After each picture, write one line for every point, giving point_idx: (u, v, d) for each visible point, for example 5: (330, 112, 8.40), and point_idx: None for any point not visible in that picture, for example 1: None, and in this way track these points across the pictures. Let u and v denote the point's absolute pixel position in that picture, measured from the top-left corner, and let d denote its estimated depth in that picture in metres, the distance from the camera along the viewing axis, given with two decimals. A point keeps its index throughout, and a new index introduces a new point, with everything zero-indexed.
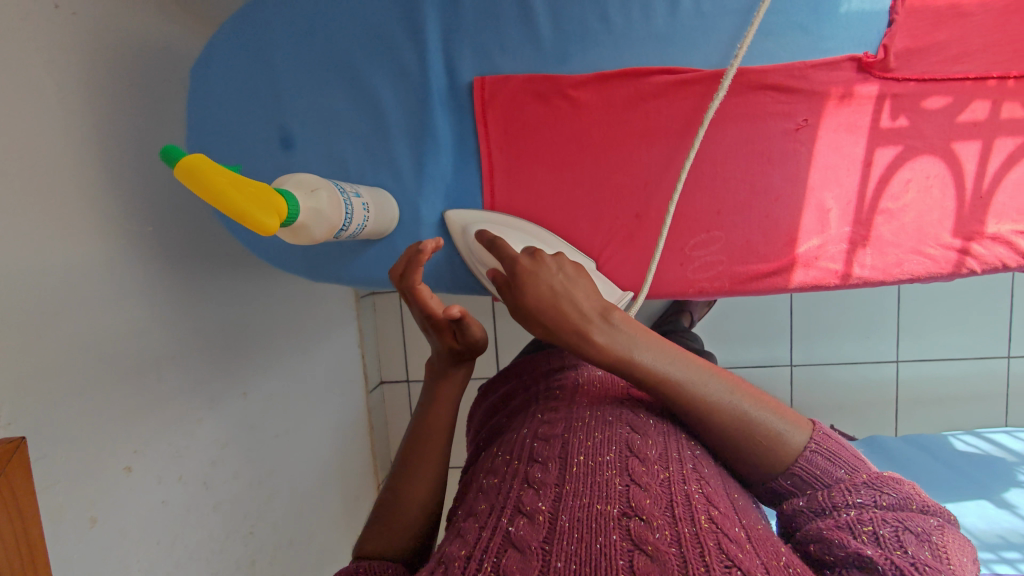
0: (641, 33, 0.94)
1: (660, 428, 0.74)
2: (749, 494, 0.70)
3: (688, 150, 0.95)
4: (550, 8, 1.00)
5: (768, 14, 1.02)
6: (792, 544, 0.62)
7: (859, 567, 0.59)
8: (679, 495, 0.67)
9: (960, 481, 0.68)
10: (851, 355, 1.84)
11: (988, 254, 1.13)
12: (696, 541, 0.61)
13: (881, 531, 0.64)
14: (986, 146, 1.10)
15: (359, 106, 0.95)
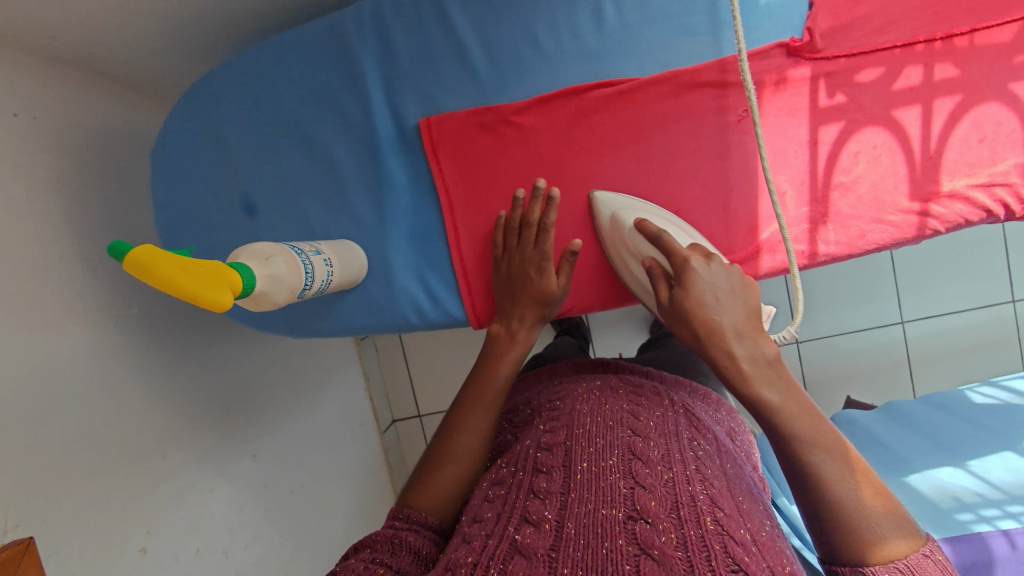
0: (467, 71, 0.73)
1: (494, 402, 0.69)
2: (589, 444, 0.58)
3: (555, 166, 0.74)
4: (383, 73, 0.74)
5: (677, 23, 0.69)
6: (612, 502, 0.51)
7: (671, 536, 0.48)
8: (519, 479, 0.57)
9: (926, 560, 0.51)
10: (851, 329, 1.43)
11: (950, 213, 0.69)
12: (507, 521, 0.52)
13: (730, 517, 0.51)
14: (941, 100, 0.67)
15: (240, 154, 0.76)
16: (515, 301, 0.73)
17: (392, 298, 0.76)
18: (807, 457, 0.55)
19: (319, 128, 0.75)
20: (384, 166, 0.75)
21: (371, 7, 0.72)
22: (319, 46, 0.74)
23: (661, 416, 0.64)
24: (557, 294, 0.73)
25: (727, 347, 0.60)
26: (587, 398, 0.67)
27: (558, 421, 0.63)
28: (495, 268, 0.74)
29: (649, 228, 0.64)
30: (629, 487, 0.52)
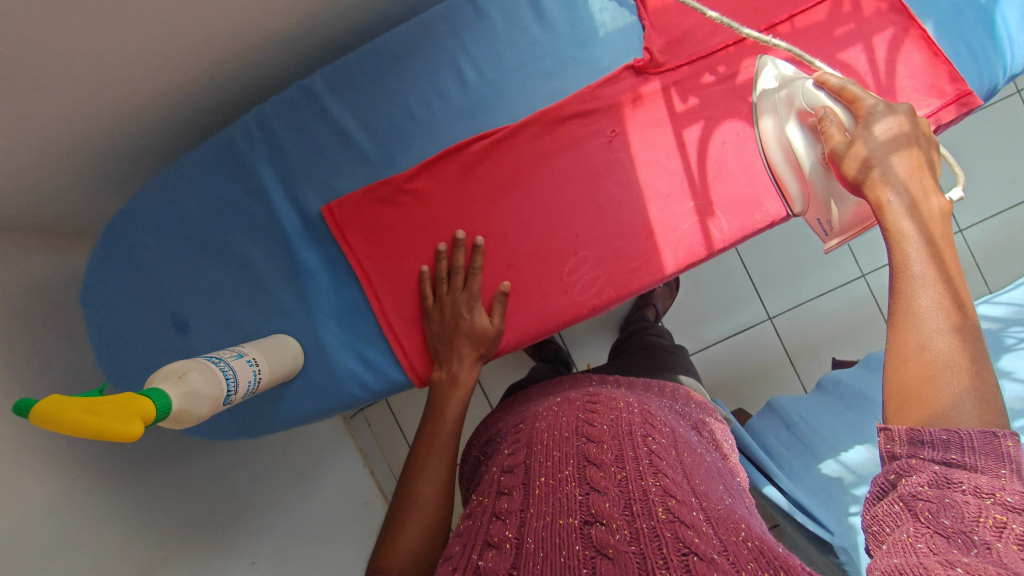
0: (355, 154, 0.78)
1: (447, 446, 0.70)
2: (546, 456, 0.56)
3: (457, 219, 0.77)
4: (280, 173, 0.79)
5: (531, 70, 0.75)
6: (567, 510, 0.49)
7: (624, 534, 0.46)
8: (485, 506, 0.54)
9: (992, 445, 0.45)
10: (815, 293, 1.48)
11: None
12: (470, 551, 0.49)
13: (683, 503, 0.49)
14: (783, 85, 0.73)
15: (162, 279, 0.79)
16: (455, 345, 0.75)
17: (334, 378, 0.78)
18: (907, 292, 0.54)
19: (232, 236, 0.79)
20: (297, 257, 0.78)
21: (255, 118, 0.77)
22: (215, 163, 0.79)
23: (618, 413, 0.62)
24: (493, 332, 0.76)
25: (879, 186, 0.60)
26: (547, 413, 0.65)
27: (518, 441, 0.62)
28: (428, 315, 0.77)
29: (828, 78, 0.63)
30: (584, 492, 0.50)
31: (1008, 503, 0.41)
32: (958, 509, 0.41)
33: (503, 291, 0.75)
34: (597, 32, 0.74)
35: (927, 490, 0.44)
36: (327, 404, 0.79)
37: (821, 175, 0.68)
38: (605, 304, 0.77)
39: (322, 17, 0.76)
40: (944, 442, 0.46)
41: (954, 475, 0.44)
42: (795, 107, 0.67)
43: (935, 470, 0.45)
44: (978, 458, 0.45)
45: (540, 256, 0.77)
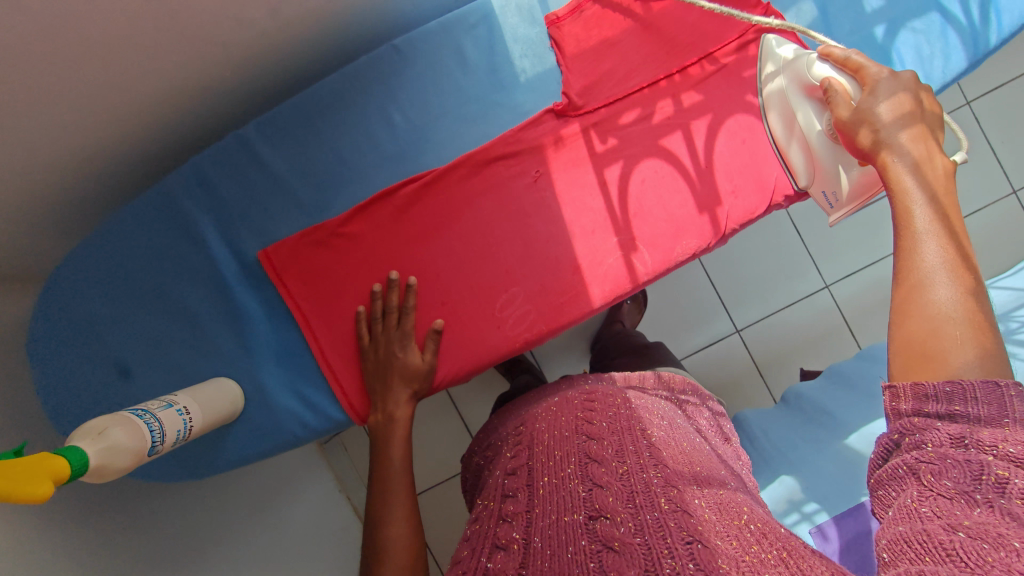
0: (290, 200, 0.80)
1: (405, 484, 0.71)
2: (547, 458, 0.57)
3: (391, 259, 0.80)
4: (218, 221, 0.81)
5: (458, 115, 0.78)
6: (573, 507, 0.50)
7: (630, 526, 0.47)
8: (491, 510, 0.54)
9: (992, 393, 0.42)
10: (782, 304, 1.50)
11: (738, 210, 0.76)
12: (479, 554, 0.49)
13: (685, 494, 0.51)
14: (696, 124, 0.76)
15: (102, 327, 0.80)
16: (389, 384, 0.77)
17: (274, 419, 0.80)
18: (912, 249, 0.51)
19: (173, 283, 0.81)
20: (236, 301, 0.80)
21: (192, 168, 0.80)
22: (155, 212, 0.81)
23: (616, 412, 0.64)
24: (426, 369, 0.77)
25: (884, 147, 0.56)
26: (546, 415, 0.66)
27: (521, 444, 0.62)
28: (363, 354, 0.79)
29: (829, 48, 0.63)
30: (588, 488, 0.51)
31: (1011, 455, 0.38)
32: (958, 468, 0.39)
33: (435, 327, 0.77)
34: (518, 78, 0.78)
35: (930, 449, 0.41)
36: (269, 444, 0.80)
37: (832, 141, 0.67)
38: (537, 338, 0.80)
39: (256, 70, 0.79)
40: (947, 394, 0.43)
41: (957, 430, 0.41)
42: (805, 78, 0.67)
43: (938, 427, 0.42)
44: (981, 408, 0.42)
45: (471, 293, 0.79)
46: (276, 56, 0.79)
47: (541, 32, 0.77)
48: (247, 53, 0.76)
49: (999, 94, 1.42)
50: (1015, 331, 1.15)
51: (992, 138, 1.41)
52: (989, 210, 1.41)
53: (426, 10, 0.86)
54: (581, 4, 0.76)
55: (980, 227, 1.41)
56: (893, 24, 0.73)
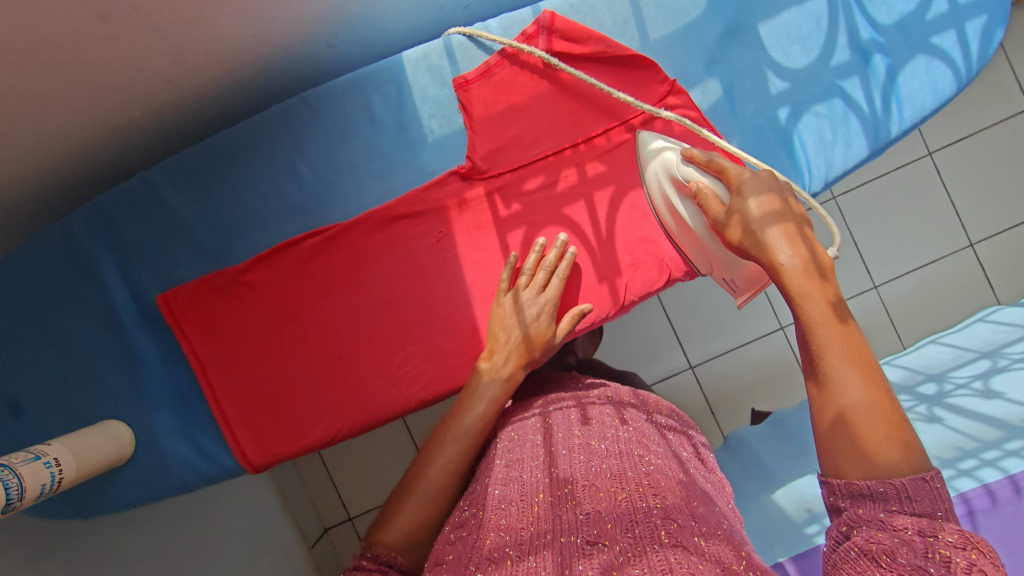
0: (194, 244, 0.80)
1: (473, 434, 0.63)
2: (540, 477, 0.56)
3: (291, 310, 0.79)
4: (120, 261, 0.80)
5: (366, 169, 0.78)
6: (571, 530, 0.49)
7: (628, 555, 0.44)
8: (482, 520, 0.53)
9: (925, 486, 0.43)
10: (739, 341, 1.38)
11: (635, 282, 0.77)
12: (467, 560, 0.49)
13: (685, 528, 0.46)
14: (596, 198, 0.77)
15: None
16: (511, 337, 0.68)
17: (165, 463, 0.80)
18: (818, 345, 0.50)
19: (66, 321, 0.79)
20: (132, 344, 0.80)
21: (95, 208, 0.79)
22: (52, 248, 0.79)
23: (614, 432, 0.61)
24: (553, 335, 0.69)
25: (764, 251, 0.55)
26: (540, 431, 0.64)
27: (513, 459, 0.60)
28: (500, 302, 0.72)
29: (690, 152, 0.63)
30: (587, 512, 0.50)
31: (952, 542, 0.40)
32: (912, 559, 0.39)
33: (581, 309, 0.72)
34: (426, 137, 0.78)
35: (876, 534, 0.42)
36: (158, 487, 0.80)
37: (710, 237, 0.68)
38: (433, 398, 0.79)
39: (164, 113, 0.78)
40: (883, 494, 0.44)
41: (899, 520, 0.42)
42: (674, 174, 0.68)
43: (879, 517, 0.43)
44: (915, 503, 0.43)
45: (368, 350, 0.79)
46: (186, 101, 0.78)
47: (450, 93, 0.77)
48: (152, 95, 0.74)
49: (959, 145, 1.40)
50: (953, 390, 1.08)
51: (950, 192, 1.40)
52: (939, 264, 1.40)
53: (349, 54, 0.85)
54: (491, 66, 0.75)
55: (927, 279, 1.40)
56: (797, 107, 0.74)
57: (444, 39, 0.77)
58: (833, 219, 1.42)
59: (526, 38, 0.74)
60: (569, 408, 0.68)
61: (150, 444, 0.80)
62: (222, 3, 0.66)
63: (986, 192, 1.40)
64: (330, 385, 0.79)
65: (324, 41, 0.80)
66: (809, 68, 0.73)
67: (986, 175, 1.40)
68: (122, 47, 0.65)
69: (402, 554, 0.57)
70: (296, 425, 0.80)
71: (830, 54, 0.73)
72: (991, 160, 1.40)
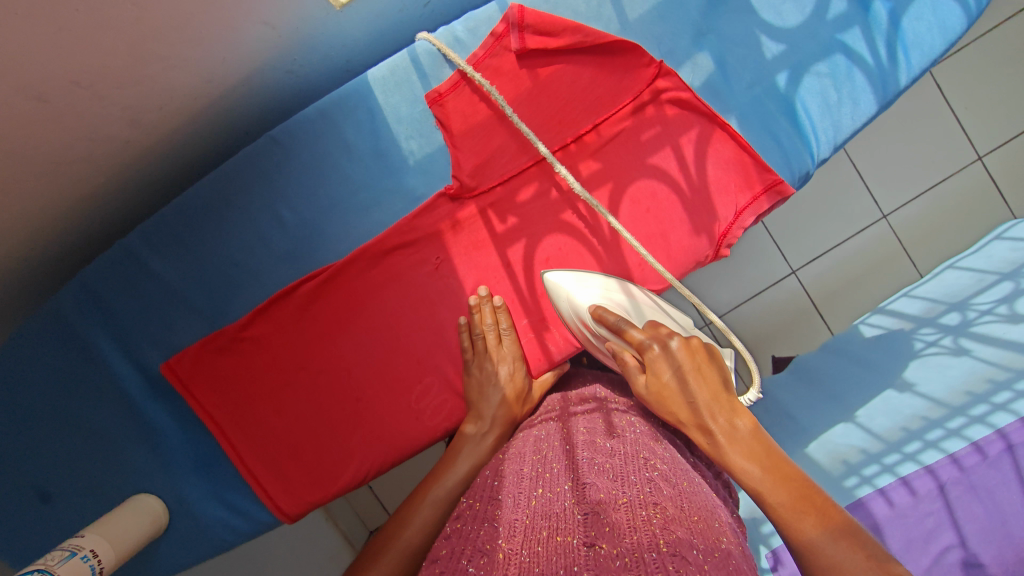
0: (189, 306, 0.77)
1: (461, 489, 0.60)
2: (542, 471, 0.52)
3: (297, 361, 0.77)
4: (116, 335, 0.77)
5: (351, 202, 0.74)
6: (568, 530, 0.43)
7: (626, 560, 0.38)
8: (476, 511, 0.48)
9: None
10: (755, 295, 1.34)
11: (646, 278, 0.74)
12: (461, 554, 0.43)
13: (682, 540, 0.40)
14: (593, 200, 0.74)
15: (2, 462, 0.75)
16: (496, 404, 0.68)
17: (202, 528, 0.79)
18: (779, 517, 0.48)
19: (75, 404, 0.76)
20: (147, 417, 0.78)
21: (80, 285, 0.75)
22: (44, 334, 0.75)
23: (623, 436, 0.57)
24: (528, 392, 0.71)
25: (695, 427, 0.55)
26: (546, 436, 0.60)
27: (515, 460, 0.56)
28: (466, 369, 0.71)
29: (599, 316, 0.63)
30: (585, 512, 0.44)
31: None
32: None
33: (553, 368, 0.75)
34: (407, 161, 0.73)
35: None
36: (201, 551, 0.80)
37: None
38: (458, 425, 0.77)
39: (131, 174, 0.73)
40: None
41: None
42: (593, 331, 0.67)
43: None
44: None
45: (386, 387, 0.77)
46: (152, 157, 0.73)
47: (425, 111, 0.73)
48: (113, 161, 0.69)
49: (960, 57, 1.32)
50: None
51: (955, 107, 1.33)
52: (952, 181, 1.34)
53: (313, 78, 0.79)
54: (462, 78, 0.71)
55: (940, 201, 1.34)
56: (796, 70, 0.68)
57: (410, 50, 0.72)
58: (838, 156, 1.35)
59: (496, 37, 0.68)
60: (578, 413, 0.65)
61: (184, 512, 0.79)
62: (166, 57, 0.61)
63: (993, 101, 1.33)
64: (350, 428, 0.78)
65: (284, 69, 0.74)
66: (805, 25, 0.68)
67: (991, 83, 1.33)
68: (69, 121, 0.60)
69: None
70: (326, 472, 0.78)
71: (825, 7, 0.67)
72: (996, 67, 1.32)
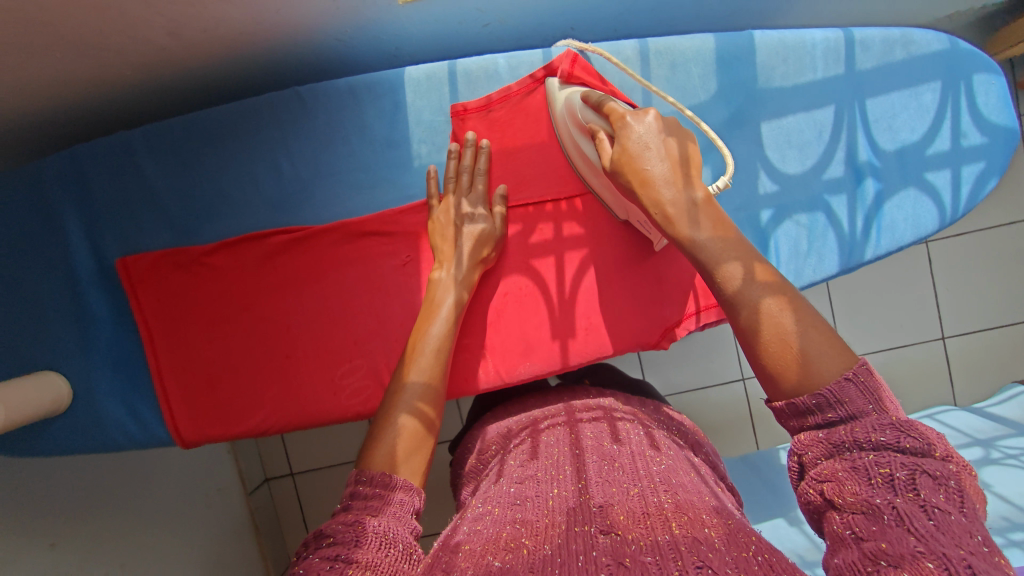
0: (164, 215, 0.79)
1: (440, 358, 0.66)
2: (555, 474, 0.56)
3: (248, 299, 0.80)
4: (85, 217, 0.79)
5: (349, 176, 0.78)
6: (583, 521, 0.47)
7: (641, 545, 0.43)
8: (497, 515, 0.51)
9: (850, 385, 0.43)
10: (696, 386, 1.38)
11: (589, 344, 0.77)
12: (484, 551, 0.45)
13: (695, 520, 0.46)
14: (563, 259, 0.78)
15: None
16: (456, 245, 0.72)
17: (99, 423, 0.80)
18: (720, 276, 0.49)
19: (22, 268, 0.78)
20: (85, 302, 0.79)
21: (69, 159, 0.77)
22: (18, 193, 0.77)
23: (624, 436, 0.62)
24: (494, 232, 0.74)
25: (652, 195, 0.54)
26: (554, 433, 0.65)
27: (529, 458, 0.61)
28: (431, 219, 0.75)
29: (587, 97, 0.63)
30: (600, 505, 0.49)
31: (883, 444, 0.40)
32: (858, 486, 0.39)
33: (502, 193, 0.75)
34: (413, 160, 0.77)
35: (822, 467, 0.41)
36: (89, 444, 0.81)
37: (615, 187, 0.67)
38: (371, 413, 0.80)
39: (158, 76, 0.76)
40: (816, 405, 0.43)
41: (837, 434, 0.42)
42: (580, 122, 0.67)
43: (820, 437, 0.43)
44: (846, 404, 0.42)
45: (316, 355, 0.80)
46: (183, 68, 0.76)
47: (445, 121, 0.77)
48: (145, 61, 0.72)
49: (959, 243, 1.39)
50: None
51: (937, 284, 1.39)
52: (910, 349, 1.41)
53: (359, 51, 0.82)
54: (490, 103, 0.75)
55: (892, 364, 1.41)
56: (781, 210, 0.73)
57: (450, 63, 0.76)
58: (816, 290, 1.42)
59: (534, 80, 0.75)
60: (585, 412, 0.69)
61: (87, 402, 0.80)
62: None
63: (972, 290, 1.40)
64: (273, 380, 0.80)
65: (333, 36, 0.77)
66: (802, 176, 0.73)
67: (977, 274, 1.39)
68: (116, 19, 0.63)
69: (392, 473, 0.55)
70: (237, 412, 0.80)
71: (824, 166, 0.73)
72: (986, 262, 1.39)
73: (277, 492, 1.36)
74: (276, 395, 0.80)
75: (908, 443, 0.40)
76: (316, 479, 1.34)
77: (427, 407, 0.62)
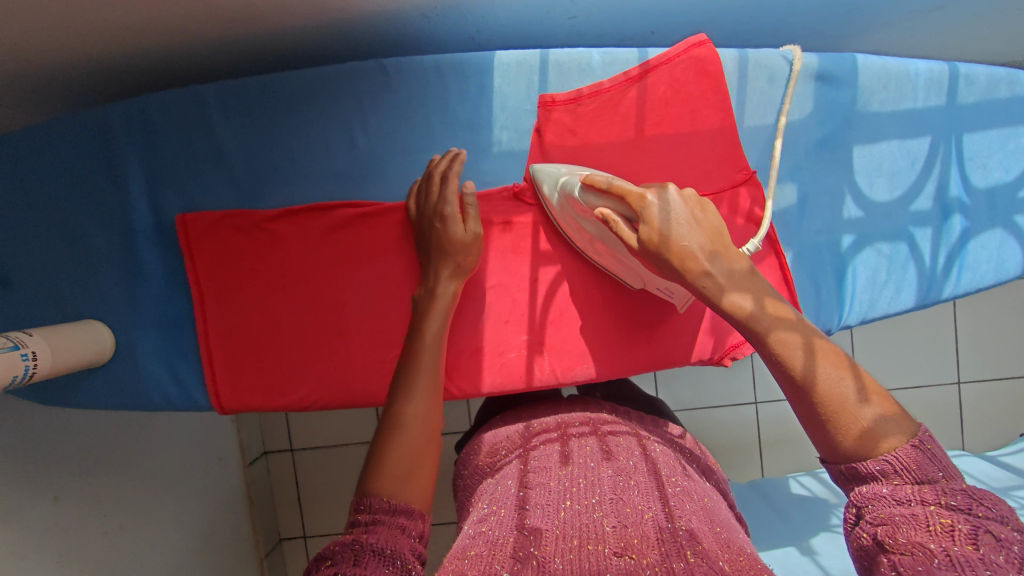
0: (229, 176, 0.77)
1: (435, 375, 0.63)
2: (568, 485, 0.54)
3: (307, 271, 0.78)
4: (147, 168, 0.76)
5: (425, 155, 0.76)
6: (596, 538, 0.47)
7: (656, 570, 0.43)
8: (504, 519, 0.50)
9: (917, 451, 0.45)
10: (714, 404, 1.37)
11: (648, 350, 0.78)
12: (495, 560, 0.44)
13: (709, 551, 0.45)
14: None
15: None
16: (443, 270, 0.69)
17: (136, 381, 0.78)
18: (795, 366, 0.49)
19: (79, 214, 0.76)
20: (138, 256, 0.77)
21: (138, 107, 0.75)
22: (82, 135, 0.75)
23: (640, 451, 0.60)
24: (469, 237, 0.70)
25: (697, 272, 0.55)
26: (566, 439, 0.64)
27: (538, 464, 0.59)
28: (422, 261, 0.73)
29: (589, 175, 0.63)
30: (613, 525, 0.48)
31: (952, 505, 0.41)
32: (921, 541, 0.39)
33: (472, 195, 0.72)
34: (492, 146, 0.76)
35: (885, 517, 0.43)
36: (122, 401, 0.78)
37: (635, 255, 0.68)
38: None
39: (238, 32, 0.73)
40: (879, 471, 0.45)
41: (902, 490, 0.43)
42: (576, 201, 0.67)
43: (883, 490, 0.44)
44: (912, 470, 0.44)
45: (363, 335, 0.78)
46: (266, 28, 0.74)
47: (530, 111, 0.75)
48: (232, 17, 0.70)
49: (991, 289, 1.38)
50: None
51: (962, 328, 1.38)
52: (929, 390, 1.39)
53: (439, 29, 0.80)
54: (581, 96, 0.74)
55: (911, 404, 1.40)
56: (863, 238, 0.76)
57: (543, 52, 0.74)
58: None
59: (628, 77, 0.73)
60: (599, 421, 0.68)
61: (126, 357, 0.78)
62: None
63: (997, 339, 1.39)
64: (318, 358, 0.78)
65: (420, 11, 0.75)
66: (889, 205, 0.76)
67: (1004, 323, 1.38)
68: None
69: (400, 497, 0.52)
70: (276, 384, 0.78)
71: (913, 198, 0.76)
72: (1016, 311, 1.38)
73: (276, 469, 1.34)
74: (304, 376, 0.78)
75: (980, 509, 0.40)
76: (317, 459, 1.32)
77: (428, 434, 0.58)
